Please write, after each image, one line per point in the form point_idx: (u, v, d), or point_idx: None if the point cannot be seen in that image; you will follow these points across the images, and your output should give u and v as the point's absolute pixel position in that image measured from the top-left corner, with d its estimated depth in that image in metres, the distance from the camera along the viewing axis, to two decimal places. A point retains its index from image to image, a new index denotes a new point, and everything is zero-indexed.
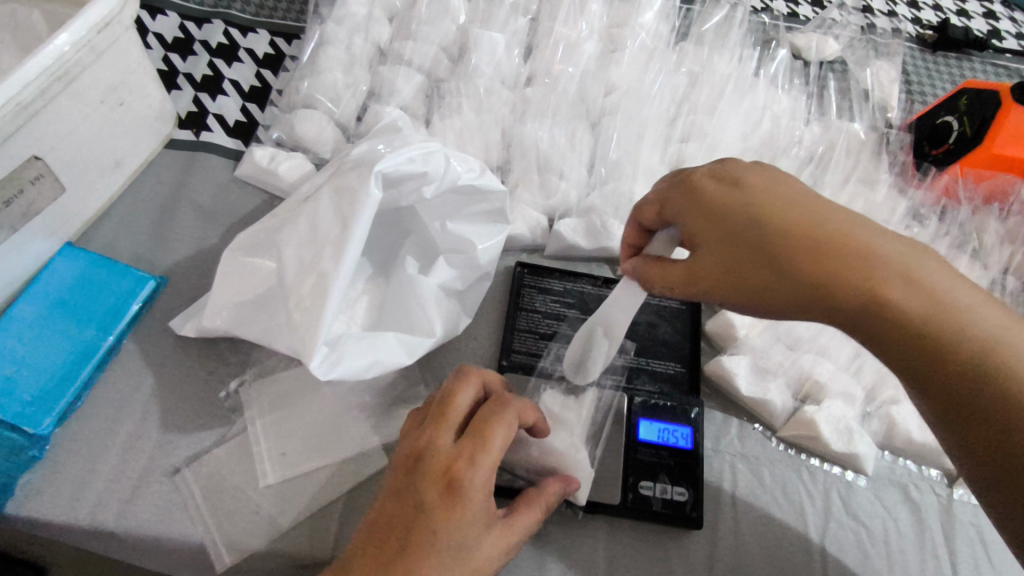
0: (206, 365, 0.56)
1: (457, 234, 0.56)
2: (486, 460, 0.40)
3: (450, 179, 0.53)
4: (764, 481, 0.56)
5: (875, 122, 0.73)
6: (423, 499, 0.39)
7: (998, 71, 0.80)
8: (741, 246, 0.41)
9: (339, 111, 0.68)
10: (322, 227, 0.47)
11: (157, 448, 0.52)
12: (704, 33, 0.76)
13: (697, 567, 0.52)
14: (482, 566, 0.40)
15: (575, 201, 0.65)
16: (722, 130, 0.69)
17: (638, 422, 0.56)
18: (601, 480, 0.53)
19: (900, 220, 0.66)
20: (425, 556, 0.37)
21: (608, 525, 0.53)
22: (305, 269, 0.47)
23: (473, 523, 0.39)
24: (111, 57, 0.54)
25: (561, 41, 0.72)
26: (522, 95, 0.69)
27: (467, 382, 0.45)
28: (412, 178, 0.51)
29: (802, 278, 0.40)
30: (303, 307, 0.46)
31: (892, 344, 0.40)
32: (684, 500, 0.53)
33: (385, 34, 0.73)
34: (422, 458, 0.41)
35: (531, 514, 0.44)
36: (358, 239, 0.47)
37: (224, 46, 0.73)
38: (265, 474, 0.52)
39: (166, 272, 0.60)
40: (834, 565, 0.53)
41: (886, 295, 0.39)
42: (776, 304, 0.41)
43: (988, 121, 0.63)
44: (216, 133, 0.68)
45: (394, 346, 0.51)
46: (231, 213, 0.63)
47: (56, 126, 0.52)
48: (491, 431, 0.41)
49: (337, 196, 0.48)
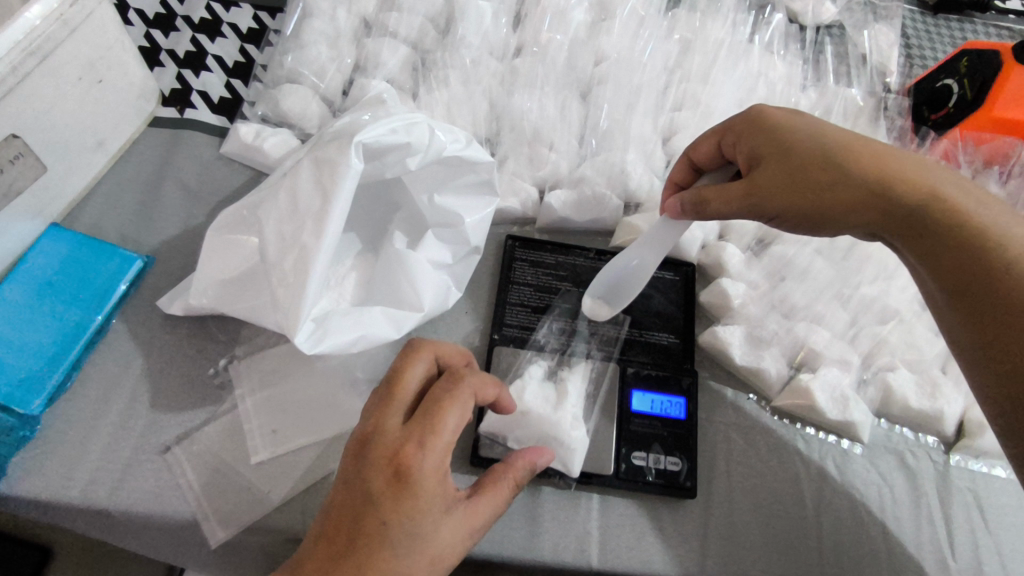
0: (195, 343, 0.55)
1: (445, 207, 0.55)
2: (435, 444, 0.40)
3: (435, 150, 0.51)
4: (759, 451, 0.56)
5: (873, 86, 0.71)
6: (370, 488, 0.39)
7: (1001, 33, 0.78)
8: (800, 159, 0.47)
9: (324, 85, 0.66)
10: (303, 200, 0.46)
11: (147, 427, 0.52)
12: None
13: (691, 536, 0.52)
14: (441, 552, 0.40)
15: (566, 171, 0.64)
16: (715, 97, 0.67)
17: (631, 393, 0.55)
18: (594, 451, 0.53)
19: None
20: (376, 548, 0.37)
21: (601, 495, 0.53)
22: (287, 243, 0.46)
23: (426, 510, 0.39)
24: (86, 32, 0.53)
25: (550, 10, 0.70)
26: (511, 66, 0.68)
27: (417, 358, 0.44)
28: (395, 148, 0.50)
29: (865, 181, 0.45)
30: (286, 282, 0.45)
31: (937, 250, 0.43)
32: (677, 470, 0.53)
33: (370, 6, 0.72)
34: (369, 444, 0.40)
35: (495, 493, 0.44)
36: (341, 212, 0.46)
37: (207, 21, 0.71)
38: (256, 451, 0.52)
39: (153, 251, 0.59)
40: (830, 533, 0.53)
41: (948, 200, 0.43)
42: (830, 208, 0.46)
43: (988, 83, 0.62)
44: (201, 110, 0.66)
45: (381, 321, 0.50)
46: (217, 191, 0.62)
47: (32, 103, 0.51)
48: (440, 414, 0.41)
49: (317, 168, 0.47)
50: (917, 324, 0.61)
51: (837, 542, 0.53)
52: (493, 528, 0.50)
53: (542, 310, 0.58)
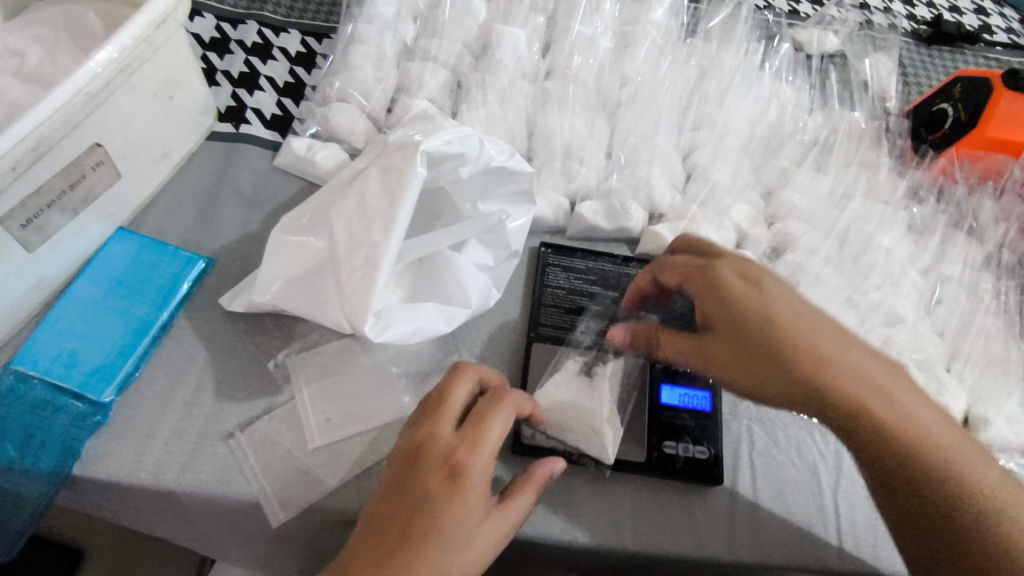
0: (254, 339, 0.59)
1: (489, 214, 0.60)
2: (485, 446, 0.44)
3: (484, 160, 0.57)
4: (780, 442, 0.60)
5: (875, 110, 0.77)
6: (424, 486, 0.42)
7: (989, 63, 0.85)
8: (753, 347, 0.48)
9: (370, 104, 0.72)
10: (371, 202, 0.51)
11: (211, 415, 0.55)
12: (713, 29, 0.80)
13: (720, 521, 0.55)
14: (483, 553, 0.42)
15: (595, 185, 0.69)
16: (731, 118, 0.73)
17: (660, 387, 0.59)
18: (627, 440, 0.57)
19: (900, 201, 0.70)
20: (429, 542, 0.40)
21: (635, 482, 0.56)
22: (354, 242, 0.51)
23: (473, 509, 0.43)
24: (164, 52, 0.58)
25: (577, 37, 0.76)
26: (542, 88, 0.73)
27: (463, 377, 0.48)
28: (451, 158, 0.55)
29: (799, 383, 0.47)
30: (355, 276, 0.50)
31: (842, 426, 0.47)
32: (706, 458, 0.57)
33: (410, 33, 0.77)
34: (422, 450, 0.44)
35: (525, 500, 0.47)
36: (405, 212, 0.51)
37: (259, 45, 0.77)
38: (312, 438, 0.55)
39: (213, 254, 0.63)
40: (849, 519, 0.57)
41: (852, 405, 0.46)
42: (726, 368, 0.50)
43: (981, 106, 0.68)
44: (255, 125, 0.72)
45: (433, 315, 0.54)
46: (271, 200, 0.67)
47: (116, 115, 0.55)
48: (489, 421, 0.45)
49: (384, 174, 0.52)
50: (921, 324, 0.64)
51: (856, 528, 0.56)
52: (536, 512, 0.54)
53: (574, 310, 0.63)
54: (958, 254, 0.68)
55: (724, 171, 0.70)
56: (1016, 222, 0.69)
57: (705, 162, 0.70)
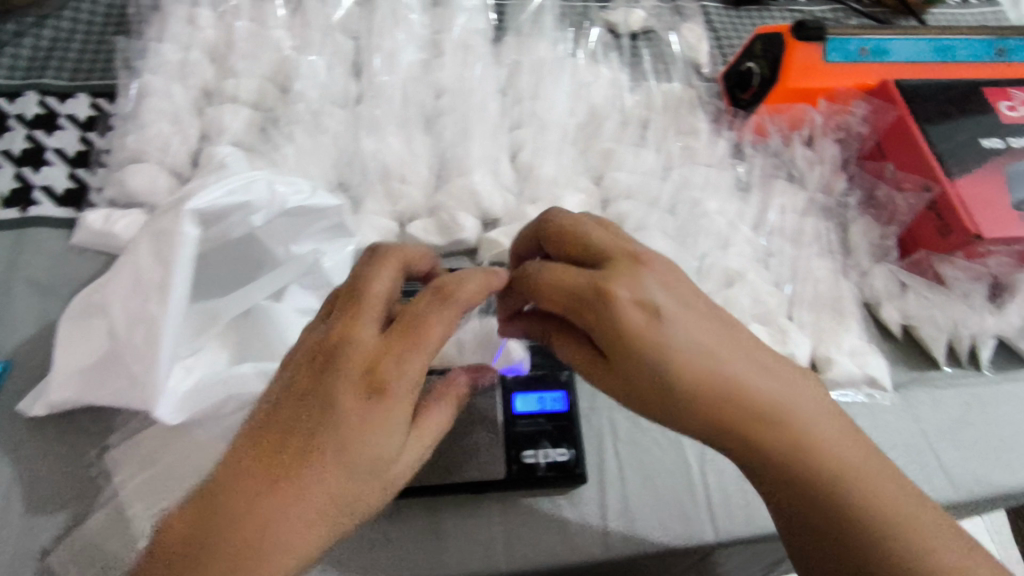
0: (66, 439, 0.54)
1: (303, 255, 0.57)
2: (415, 357, 0.40)
3: (277, 203, 0.54)
4: (641, 425, 0.60)
5: (689, 79, 0.79)
6: (330, 400, 0.38)
7: (793, 15, 0.88)
8: (670, 394, 0.40)
9: (169, 157, 0.66)
10: (145, 274, 0.48)
11: (23, 534, 0.50)
12: (522, 22, 0.80)
13: (589, 520, 0.54)
14: (389, 478, 0.40)
15: (422, 201, 0.67)
16: (550, 109, 0.72)
17: (512, 396, 0.57)
18: (483, 459, 0.54)
19: (723, 163, 0.72)
20: (307, 466, 0.37)
21: (501, 501, 0.55)
22: (136, 320, 0.47)
23: (389, 428, 0.39)
24: None
25: (383, 53, 0.74)
26: (354, 113, 0.71)
27: (384, 266, 0.44)
28: (235, 210, 0.52)
29: (717, 416, 0.40)
30: (139, 357, 0.47)
31: (757, 457, 0.40)
32: (567, 460, 0.55)
33: (208, 75, 0.73)
34: (272, 434, 0.38)
35: (443, 407, 0.44)
36: (182, 280, 0.48)
37: (42, 116, 0.71)
38: (139, 537, 0.49)
39: (9, 355, 0.57)
40: (717, 486, 0.57)
41: (775, 437, 0.40)
42: (640, 388, 0.41)
43: (779, 61, 0.69)
44: (45, 204, 0.66)
45: (249, 378, 0.51)
46: (73, 282, 0.62)
47: None
48: (428, 326, 0.40)
49: (157, 240, 0.49)
50: (758, 279, 0.65)
51: (725, 495, 0.56)
52: (401, 550, 0.53)
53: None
54: (783, 208, 0.70)
55: (547, 165, 0.69)
56: (830, 164, 0.72)
57: (530, 159, 0.70)
